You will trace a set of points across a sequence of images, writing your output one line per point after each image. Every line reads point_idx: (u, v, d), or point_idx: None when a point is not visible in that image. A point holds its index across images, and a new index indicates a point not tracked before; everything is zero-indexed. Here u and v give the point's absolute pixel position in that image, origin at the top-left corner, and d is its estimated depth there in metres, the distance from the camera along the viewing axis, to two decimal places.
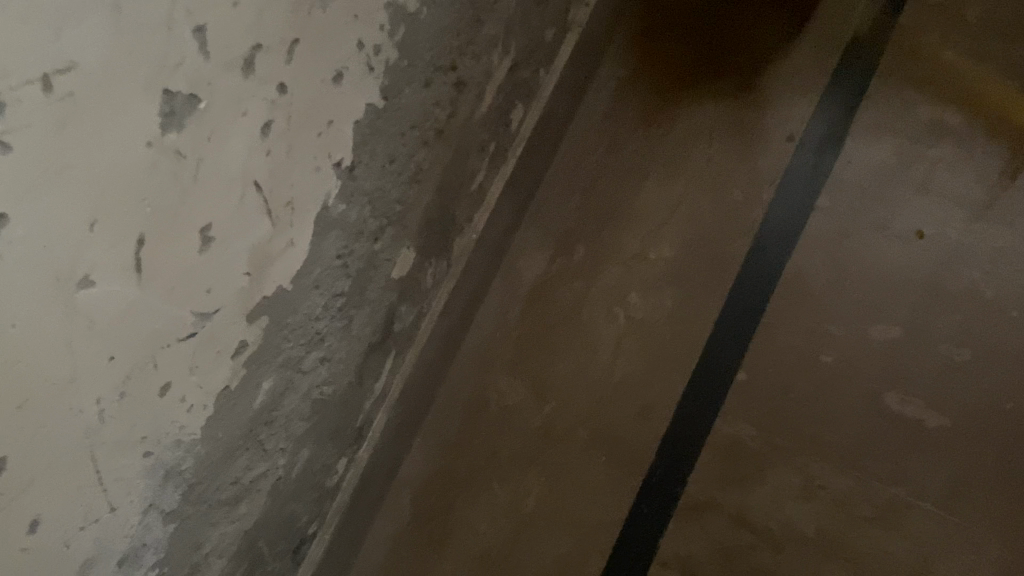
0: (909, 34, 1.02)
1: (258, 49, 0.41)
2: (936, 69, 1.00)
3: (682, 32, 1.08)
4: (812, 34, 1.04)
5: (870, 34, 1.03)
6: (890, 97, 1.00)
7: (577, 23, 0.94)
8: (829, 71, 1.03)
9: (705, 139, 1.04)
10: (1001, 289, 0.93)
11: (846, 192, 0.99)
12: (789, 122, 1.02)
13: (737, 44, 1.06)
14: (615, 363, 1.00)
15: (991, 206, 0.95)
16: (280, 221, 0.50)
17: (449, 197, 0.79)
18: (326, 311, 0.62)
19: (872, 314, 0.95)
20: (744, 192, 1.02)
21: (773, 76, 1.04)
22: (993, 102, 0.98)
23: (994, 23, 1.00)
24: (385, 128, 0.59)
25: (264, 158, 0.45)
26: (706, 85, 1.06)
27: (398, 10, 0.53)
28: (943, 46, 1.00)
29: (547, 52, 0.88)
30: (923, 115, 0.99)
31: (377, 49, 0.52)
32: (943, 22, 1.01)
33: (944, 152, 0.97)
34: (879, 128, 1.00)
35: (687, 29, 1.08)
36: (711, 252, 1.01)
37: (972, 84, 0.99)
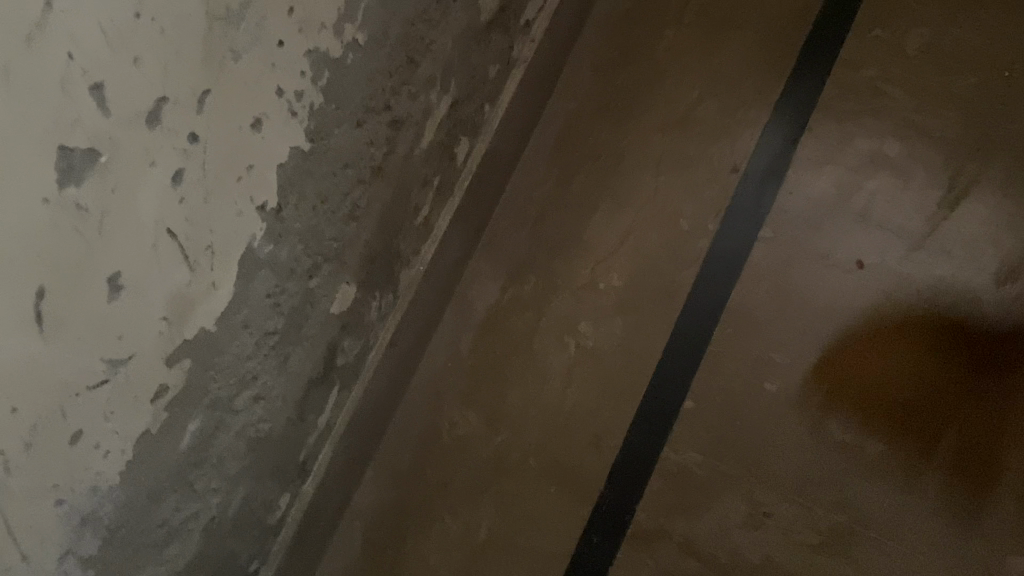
0: (850, 68, 1.04)
1: (165, 102, 0.42)
2: (877, 102, 1.02)
3: (631, 65, 1.10)
4: (757, 68, 1.06)
5: (812, 68, 1.05)
6: (832, 130, 1.03)
7: (523, 59, 0.96)
8: (773, 104, 1.05)
9: (653, 170, 1.06)
10: (941, 317, 0.95)
11: (789, 223, 1.01)
12: (734, 154, 1.04)
13: (684, 77, 1.08)
14: (565, 393, 1.01)
15: (931, 235, 0.97)
16: (200, 267, 0.50)
17: (393, 232, 0.79)
18: (257, 350, 0.62)
19: (815, 343, 0.96)
20: (691, 223, 1.03)
21: (719, 108, 1.06)
22: (933, 132, 0.99)
23: (933, 57, 1.02)
24: (315, 170, 0.59)
25: (179, 205, 0.46)
26: (654, 117, 1.07)
27: (321, 56, 0.53)
28: (883, 78, 1.03)
29: (491, 87, 0.90)
30: (863, 146, 1.01)
31: (300, 94, 0.53)
32: (883, 55, 1.03)
33: (885, 182, 0.99)
34: (821, 160, 1.02)
35: (636, 62, 1.10)
36: (660, 282, 1.02)
37: (913, 115, 1.00)
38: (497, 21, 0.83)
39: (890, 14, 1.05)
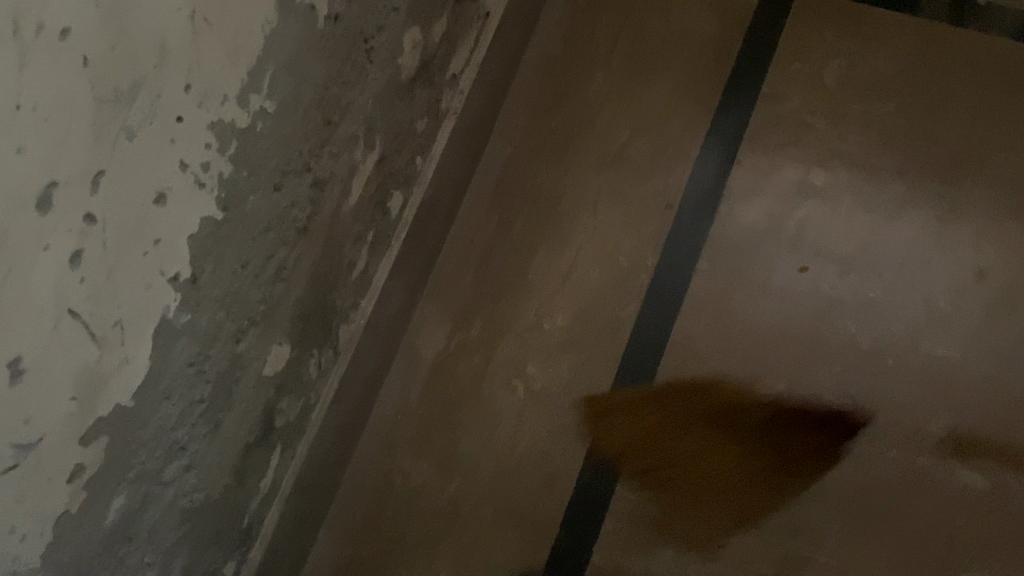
0: (772, 99, 1.07)
1: (55, 186, 0.42)
2: (801, 132, 1.05)
3: (564, 107, 1.12)
4: (684, 105, 1.10)
5: (738, 101, 1.08)
6: (760, 160, 1.06)
7: (452, 111, 0.97)
8: (702, 139, 1.08)
9: (590, 209, 1.08)
10: (876, 337, 0.97)
11: (726, 253, 1.03)
12: (668, 189, 1.07)
13: (615, 117, 1.11)
14: (516, 436, 1.01)
15: (860, 259, 1.00)
16: (108, 343, 0.50)
17: (326, 289, 0.80)
18: (184, 419, 0.62)
19: (757, 371, 0.98)
20: (630, 259, 1.05)
21: (650, 146, 1.09)
22: (856, 159, 1.04)
23: (851, 85, 1.06)
24: (231, 236, 0.60)
25: (80, 285, 0.46)
26: (590, 158, 1.10)
27: (226, 127, 0.54)
28: (806, 109, 1.06)
29: (421, 141, 0.91)
30: (791, 176, 1.04)
31: (207, 165, 0.54)
32: (804, 87, 1.07)
33: (813, 209, 1.03)
34: (752, 190, 1.05)
35: (570, 104, 1.12)
36: (604, 319, 1.03)
37: (837, 143, 1.04)
38: (420, 76, 0.85)
39: (807, 47, 1.08)
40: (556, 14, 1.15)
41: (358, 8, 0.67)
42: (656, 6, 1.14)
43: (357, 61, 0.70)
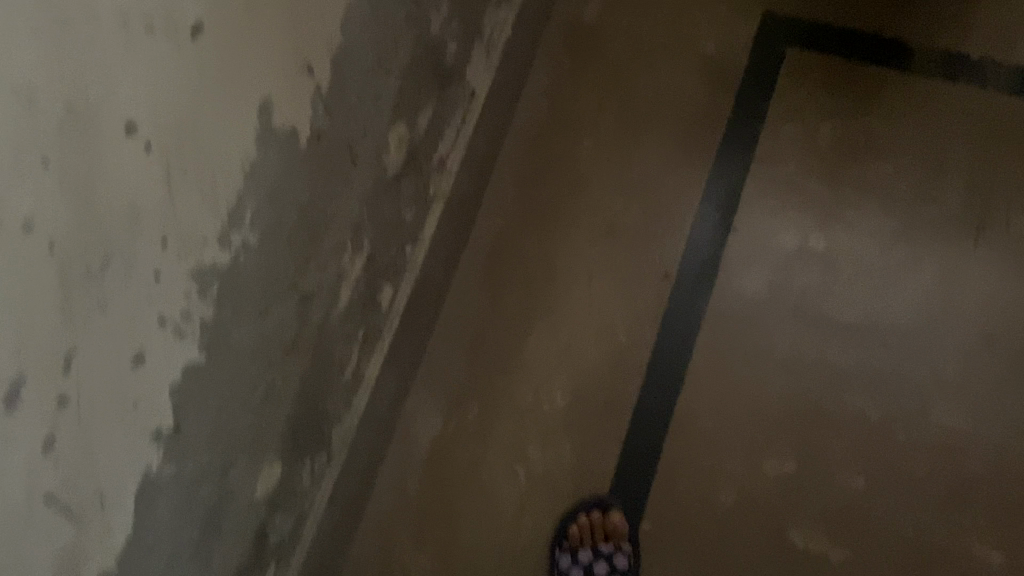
0: (766, 164, 1.06)
1: (23, 380, 0.38)
2: (797, 196, 1.04)
3: (555, 177, 1.09)
4: (676, 170, 1.08)
5: (731, 166, 1.07)
6: (757, 226, 1.04)
7: (440, 193, 0.94)
8: (696, 206, 1.06)
9: (585, 281, 1.05)
10: (889, 409, 0.96)
11: (726, 325, 1.01)
12: (665, 259, 1.05)
13: (608, 187, 1.08)
14: (519, 524, 0.98)
15: (864, 328, 0.99)
16: (87, 519, 0.46)
17: (316, 397, 0.76)
18: (171, 569, 0.58)
19: (765, 449, 0.97)
20: (629, 333, 1.03)
21: (645, 215, 1.06)
22: (856, 223, 1.03)
23: (845, 147, 1.05)
24: (216, 375, 0.57)
25: (54, 471, 0.42)
26: (582, 229, 1.07)
27: (207, 271, 0.51)
28: (802, 173, 1.05)
29: (410, 230, 0.88)
30: (789, 242, 1.03)
31: (187, 313, 0.50)
32: (798, 150, 1.06)
33: (813, 277, 1.01)
34: (749, 259, 1.03)
35: (562, 173, 1.09)
36: (605, 398, 1.01)
37: (834, 208, 1.03)
38: (408, 167, 0.82)
39: (798, 110, 1.08)
40: (542, 80, 1.13)
41: (341, 117, 0.64)
42: (645, 71, 1.12)
43: (341, 169, 0.67)
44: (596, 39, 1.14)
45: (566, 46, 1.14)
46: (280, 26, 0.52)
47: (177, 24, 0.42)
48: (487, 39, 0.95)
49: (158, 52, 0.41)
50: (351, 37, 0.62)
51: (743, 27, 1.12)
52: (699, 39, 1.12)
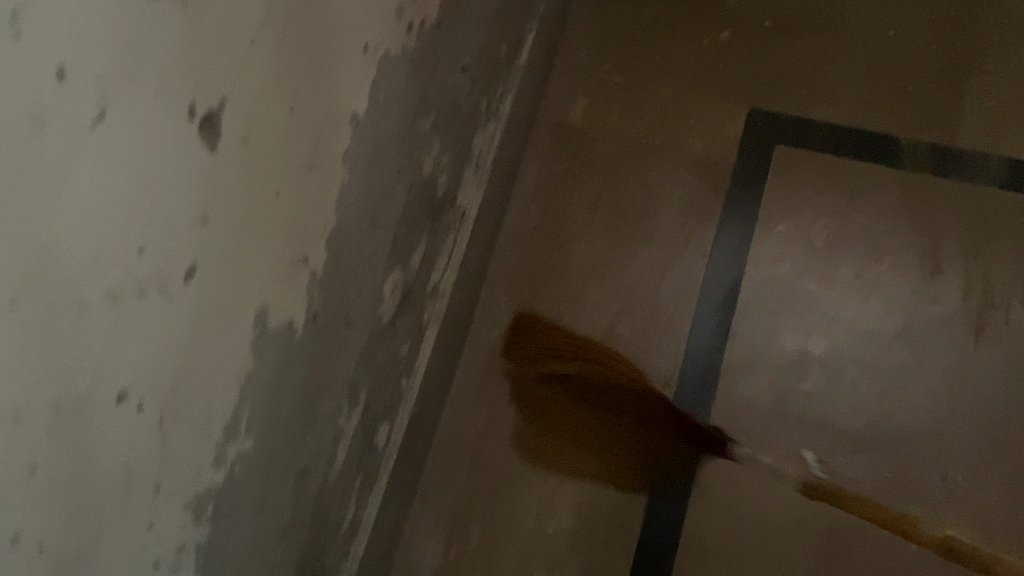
0: (763, 265, 1.05)
1: None
2: (794, 298, 1.03)
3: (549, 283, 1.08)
4: (671, 275, 1.07)
5: (725, 268, 1.06)
6: (756, 331, 1.02)
7: (435, 317, 0.91)
8: (693, 311, 1.05)
9: (584, 393, 1.03)
10: (903, 521, 0.94)
11: (732, 436, 0.99)
12: (663, 367, 1.03)
13: (602, 292, 1.07)
14: None
15: (873, 435, 0.97)
16: None
17: (315, 560, 0.73)
18: None
19: (778, 567, 0.94)
20: (632, 446, 1.00)
21: (640, 322, 1.05)
22: (862, 322, 1.01)
23: (840, 247, 1.04)
24: None
25: None
26: (579, 337, 1.05)
27: (202, 495, 0.48)
28: (800, 274, 1.04)
29: (405, 363, 0.85)
30: (790, 347, 1.01)
31: (182, 545, 0.47)
32: (795, 249, 1.05)
33: (818, 382, 0.99)
34: (750, 365, 1.01)
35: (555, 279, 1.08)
36: (610, 516, 0.98)
37: (835, 308, 1.02)
38: (403, 306, 0.79)
39: (791, 209, 1.07)
40: (531, 183, 1.12)
41: (337, 289, 0.61)
42: (635, 171, 1.11)
43: (337, 337, 0.64)
44: (584, 140, 1.13)
45: (553, 149, 1.13)
46: (281, 232, 0.49)
47: (170, 279, 0.38)
48: (477, 157, 0.93)
49: (148, 315, 0.38)
50: (348, 211, 0.59)
51: (731, 123, 1.12)
52: (688, 138, 1.12)
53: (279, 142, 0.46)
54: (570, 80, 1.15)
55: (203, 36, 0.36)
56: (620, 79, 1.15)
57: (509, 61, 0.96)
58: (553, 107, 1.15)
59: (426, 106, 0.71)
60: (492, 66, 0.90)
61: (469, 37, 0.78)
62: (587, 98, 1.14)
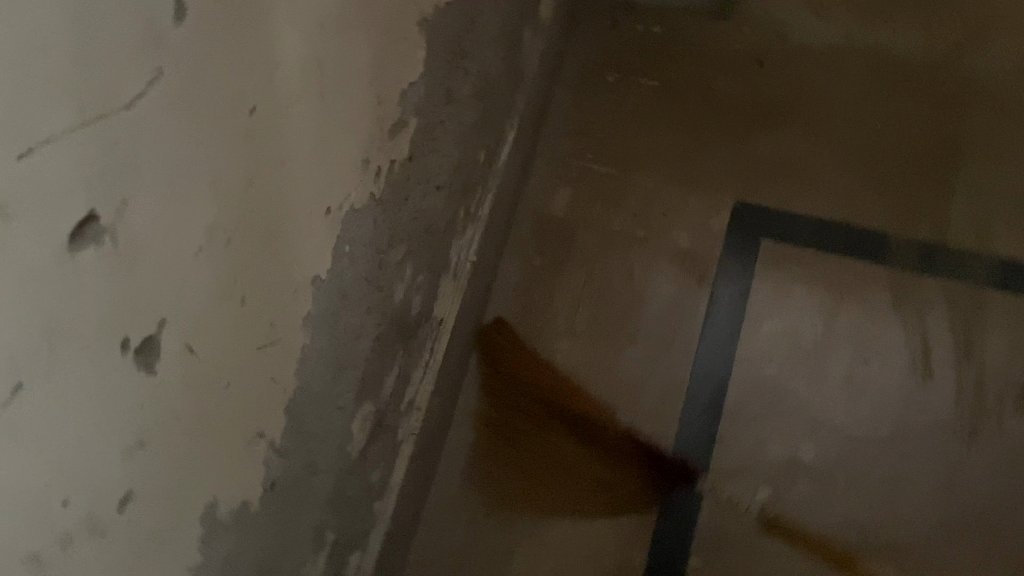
0: (750, 366, 1.03)
1: None
2: (782, 401, 1.01)
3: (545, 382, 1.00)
4: (658, 374, 1.04)
5: (711, 369, 1.03)
6: (744, 436, 1.00)
7: (411, 432, 0.88)
8: (679, 413, 1.02)
9: (568, 500, 0.99)
10: None
11: (719, 547, 0.96)
12: (649, 474, 0.99)
13: (585, 394, 1.03)
14: None
15: (863, 547, 0.94)
16: None
17: None
18: None
19: None
20: (616, 558, 0.97)
21: (626, 425, 1.02)
22: (848, 429, 0.99)
23: (827, 348, 1.03)
24: None
25: None
26: (561, 441, 1.01)
27: None
28: (786, 376, 1.02)
29: (378, 486, 0.81)
30: (778, 453, 0.99)
31: None
32: (781, 351, 1.03)
33: (807, 491, 0.97)
34: (738, 471, 0.99)
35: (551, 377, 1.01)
36: None
37: (822, 413, 1.00)
38: (375, 434, 0.76)
39: (779, 307, 1.05)
40: (511, 278, 1.09)
41: (297, 449, 0.58)
42: (619, 266, 1.08)
43: (300, 492, 0.60)
44: (567, 233, 1.10)
45: (536, 241, 1.10)
46: (234, 420, 0.46)
47: (102, 518, 0.35)
48: (454, 265, 0.90)
49: (78, 565, 0.34)
50: (310, 370, 0.56)
51: (716, 217, 1.10)
52: (672, 231, 1.10)
53: (229, 337, 0.43)
54: (553, 171, 1.13)
55: (138, 268, 0.34)
56: (604, 171, 1.13)
57: (487, 164, 0.94)
58: (534, 197, 1.12)
59: (397, 238, 0.68)
60: (469, 174, 0.87)
61: (444, 157, 0.76)
62: (570, 190, 1.12)
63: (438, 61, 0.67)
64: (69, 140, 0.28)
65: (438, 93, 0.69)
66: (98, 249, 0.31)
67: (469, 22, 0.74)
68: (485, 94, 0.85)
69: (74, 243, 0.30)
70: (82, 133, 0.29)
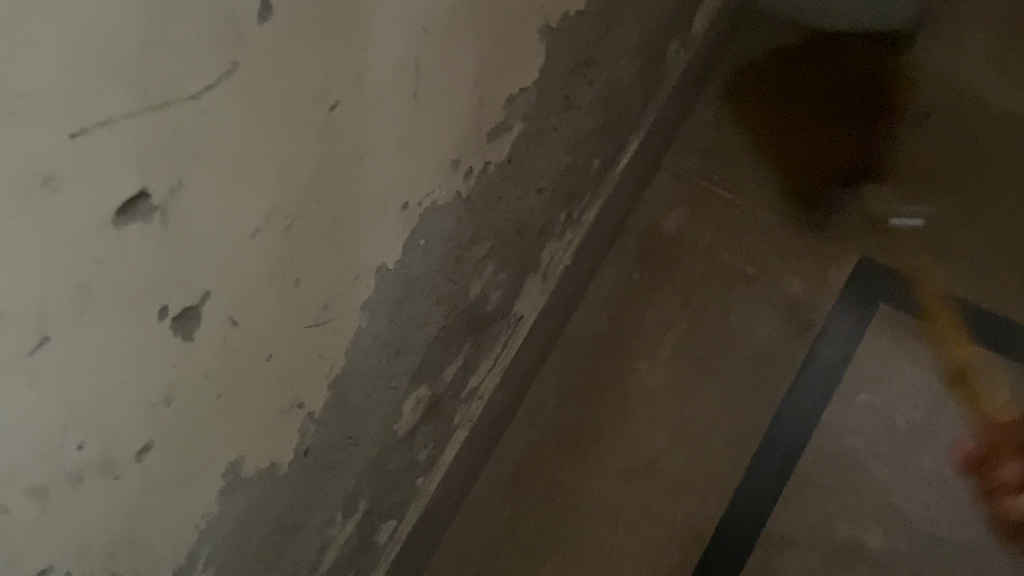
0: (834, 434, 0.97)
1: None
2: (861, 479, 0.94)
3: (612, 400, 1.01)
4: (733, 418, 0.99)
5: (792, 427, 0.97)
6: (809, 503, 0.94)
7: (468, 418, 0.87)
8: (746, 463, 0.97)
9: (610, 521, 0.96)
10: None
11: None
12: (699, 515, 0.95)
13: (653, 418, 1.00)
14: None
15: None
16: None
17: None
18: None
19: None
20: None
21: (686, 460, 0.98)
22: (924, 526, 0.91)
23: (923, 435, 0.95)
24: None
25: None
26: (617, 461, 0.99)
27: None
28: (869, 453, 0.95)
29: (423, 464, 0.82)
30: (842, 531, 0.92)
31: None
32: (872, 425, 0.96)
33: None
34: (794, 538, 0.93)
35: (619, 395, 1.01)
36: None
37: (900, 501, 0.93)
38: (427, 416, 0.77)
39: (881, 380, 0.98)
40: (608, 287, 1.06)
41: (337, 420, 0.59)
42: (719, 297, 1.04)
43: (335, 460, 0.62)
44: (673, 253, 1.07)
45: (639, 255, 1.07)
46: (269, 389, 0.48)
47: (117, 463, 0.38)
48: (545, 266, 0.89)
49: (84, 502, 0.37)
50: (362, 349, 0.58)
51: (835, 270, 1.03)
52: (783, 273, 1.04)
53: (277, 312, 0.45)
54: (674, 187, 1.10)
55: (185, 243, 0.36)
56: (726, 197, 1.09)
57: (601, 171, 0.92)
58: (649, 210, 1.09)
59: (481, 237, 0.68)
60: (578, 180, 0.86)
61: (550, 163, 0.75)
62: (687, 211, 1.09)
63: (560, 71, 0.67)
64: (126, 123, 0.30)
65: (554, 100, 0.68)
66: (148, 224, 0.33)
67: (604, 32, 0.72)
68: (611, 103, 0.83)
69: (123, 216, 0.31)
70: (142, 116, 0.30)
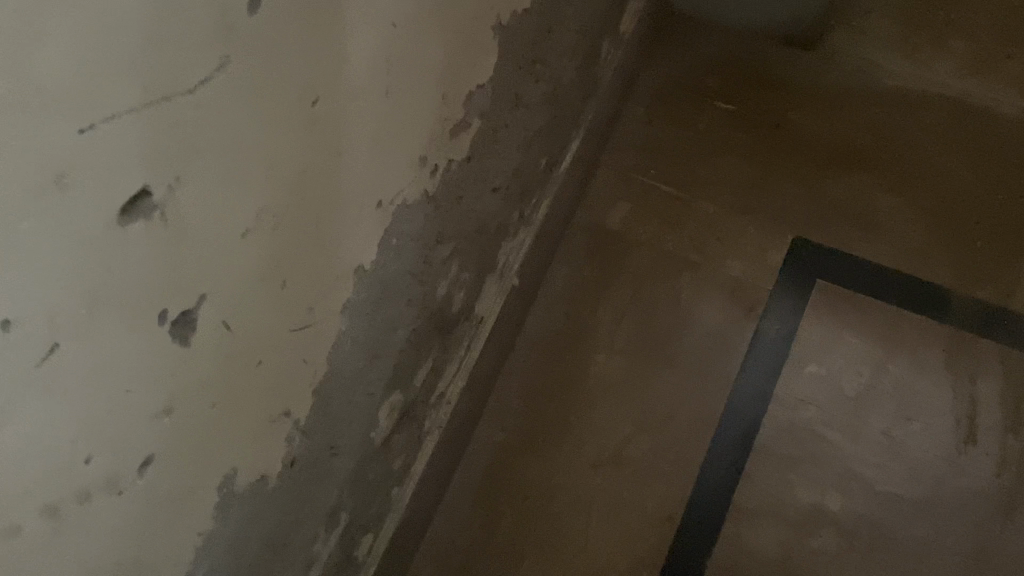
0: (788, 406, 1.00)
1: None
2: (817, 447, 0.98)
3: (574, 394, 1.03)
4: (692, 400, 1.02)
5: (749, 404, 1.01)
6: (771, 476, 0.98)
7: (437, 424, 0.87)
8: (708, 443, 1.00)
9: (584, 513, 0.97)
10: None
11: None
12: (669, 499, 0.98)
13: (616, 409, 1.02)
14: None
15: None
16: None
17: None
18: None
19: None
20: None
21: (651, 446, 1.00)
22: (881, 486, 0.96)
23: (870, 399, 1.00)
24: None
25: None
26: (584, 454, 1.00)
27: None
28: (823, 421, 0.99)
29: (398, 473, 0.81)
30: (805, 498, 0.96)
31: None
32: (824, 394, 1.00)
33: (827, 542, 0.94)
34: (760, 510, 0.96)
35: (581, 389, 1.03)
36: None
37: (854, 464, 0.97)
38: (400, 423, 0.76)
39: (827, 351, 1.02)
40: (559, 284, 1.08)
41: (320, 428, 0.59)
42: (669, 285, 1.07)
43: (319, 470, 0.61)
44: (619, 246, 1.10)
45: (587, 251, 1.10)
46: (259, 397, 0.47)
47: (122, 478, 0.37)
48: (502, 266, 0.90)
49: (92, 519, 0.36)
50: (342, 353, 0.57)
51: (773, 251, 1.08)
52: (726, 258, 1.08)
53: (267, 315, 0.44)
54: (615, 182, 1.13)
55: (183, 243, 0.35)
56: (666, 188, 1.12)
57: (548, 170, 0.93)
58: (592, 206, 1.12)
59: (445, 235, 0.68)
60: (528, 178, 0.87)
61: (504, 160, 0.76)
62: (630, 205, 1.12)
63: (510, 68, 0.68)
64: (130, 118, 0.29)
65: (506, 96, 0.70)
66: (150, 223, 0.32)
67: (547, 28, 0.74)
68: (556, 100, 0.85)
69: (126, 215, 0.31)
70: (142, 112, 0.30)
